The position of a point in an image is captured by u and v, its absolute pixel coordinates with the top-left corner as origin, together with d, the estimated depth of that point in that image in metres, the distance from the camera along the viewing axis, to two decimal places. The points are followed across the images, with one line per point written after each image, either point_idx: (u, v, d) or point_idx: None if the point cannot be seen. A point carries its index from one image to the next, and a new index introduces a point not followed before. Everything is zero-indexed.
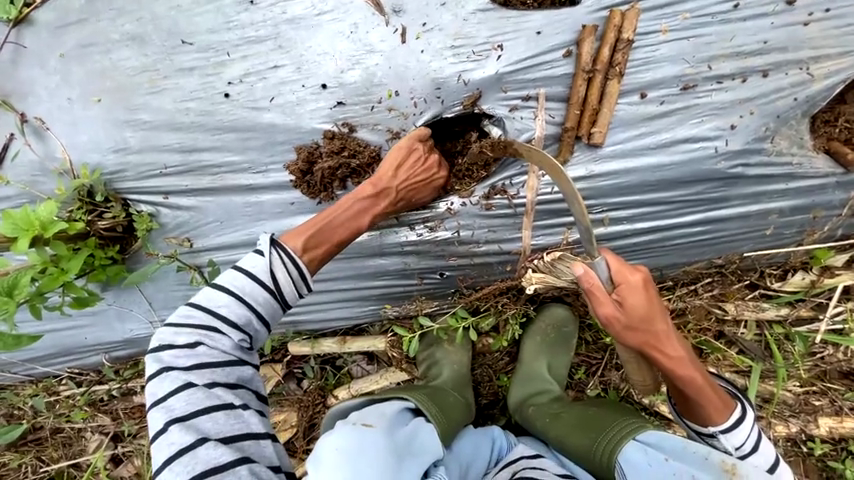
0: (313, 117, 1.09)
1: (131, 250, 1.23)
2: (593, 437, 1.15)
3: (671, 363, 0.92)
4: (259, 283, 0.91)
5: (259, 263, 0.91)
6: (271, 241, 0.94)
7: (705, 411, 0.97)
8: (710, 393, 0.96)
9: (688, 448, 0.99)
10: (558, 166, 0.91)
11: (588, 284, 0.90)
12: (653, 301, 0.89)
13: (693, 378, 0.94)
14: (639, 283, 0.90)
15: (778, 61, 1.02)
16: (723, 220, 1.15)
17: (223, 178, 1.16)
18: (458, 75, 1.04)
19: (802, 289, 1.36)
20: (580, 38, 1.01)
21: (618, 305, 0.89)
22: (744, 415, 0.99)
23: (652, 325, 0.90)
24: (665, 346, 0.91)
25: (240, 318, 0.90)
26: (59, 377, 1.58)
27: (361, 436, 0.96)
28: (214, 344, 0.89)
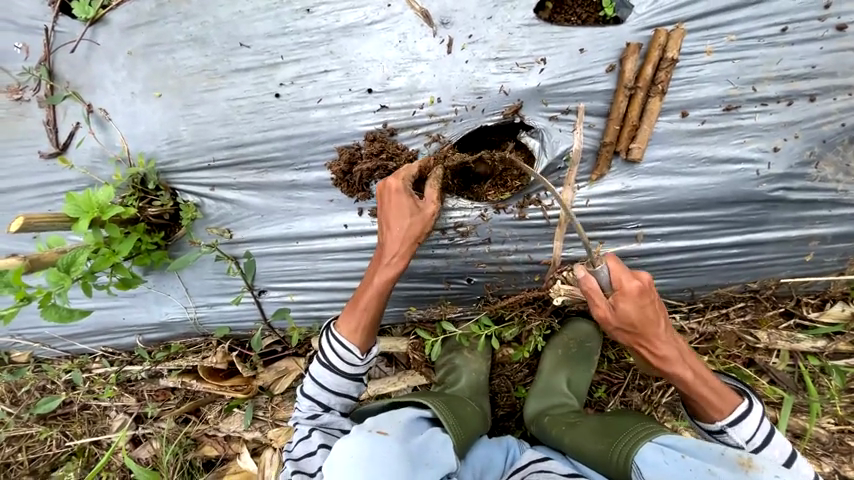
0: (356, 120, 1.14)
1: (174, 237, 1.30)
2: (610, 442, 1.10)
3: (661, 363, 0.98)
4: (319, 362, 1.15)
5: (319, 349, 1.16)
6: (326, 327, 1.16)
7: (703, 409, 1.01)
8: (707, 391, 0.99)
9: (703, 445, 0.96)
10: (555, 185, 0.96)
11: (586, 287, 0.96)
12: (647, 308, 0.95)
13: (688, 379, 0.98)
14: (636, 286, 0.94)
15: (827, 86, 1.01)
16: (759, 243, 1.14)
17: (267, 173, 1.23)
18: (500, 86, 1.07)
19: (841, 321, 1.33)
20: (623, 56, 1.02)
21: (612, 308, 0.95)
22: (749, 407, 1.01)
23: (645, 329, 0.95)
24: (657, 348, 0.97)
25: (317, 391, 1.15)
26: (93, 354, 1.66)
27: (374, 443, 0.97)
28: (302, 403, 1.17)
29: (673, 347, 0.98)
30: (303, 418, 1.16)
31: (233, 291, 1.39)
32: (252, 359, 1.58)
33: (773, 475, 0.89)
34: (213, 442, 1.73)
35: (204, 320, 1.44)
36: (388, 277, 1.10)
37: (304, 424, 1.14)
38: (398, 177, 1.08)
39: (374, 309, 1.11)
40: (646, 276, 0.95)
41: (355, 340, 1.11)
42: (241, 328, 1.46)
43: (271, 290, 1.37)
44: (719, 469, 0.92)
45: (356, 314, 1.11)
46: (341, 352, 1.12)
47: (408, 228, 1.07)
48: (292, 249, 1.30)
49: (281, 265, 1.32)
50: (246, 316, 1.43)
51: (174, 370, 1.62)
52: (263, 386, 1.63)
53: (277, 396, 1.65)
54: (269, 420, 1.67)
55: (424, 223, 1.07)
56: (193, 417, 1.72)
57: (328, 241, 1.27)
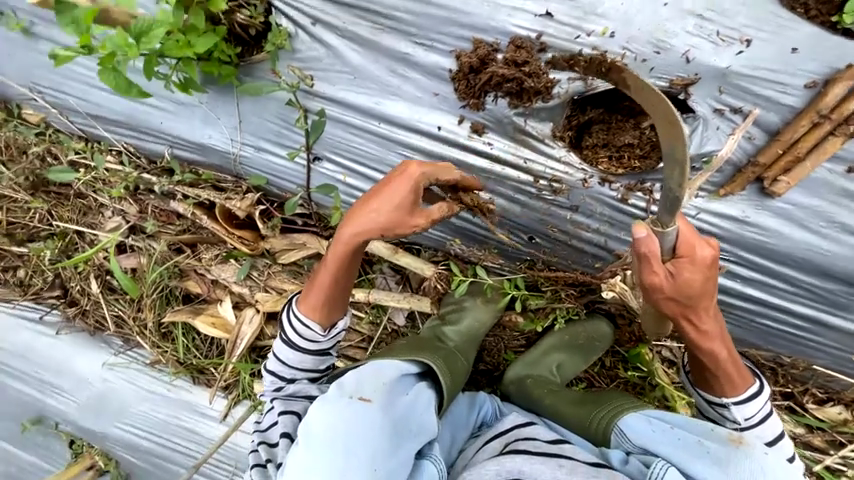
0: (510, 17, 0.98)
1: (249, 60, 1.16)
2: (590, 410, 1.13)
3: (700, 337, 0.89)
4: (281, 335, 1.07)
5: (285, 324, 1.08)
6: (288, 301, 1.09)
7: (717, 383, 0.96)
8: (729, 366, 0.94)
9: (693, 419, 0.97)
10: (671, 114, 0.75)
11: (647, 250, 0.77)
12: (711, 279, 0.80)
13: (715, 353, 0.92)
14: (707, 258, 0.78)
15: None
16: (824, 325, 1.11)
17: (384, 32, 1.07)
18: (686, 49, 0.91)
19: (831, 421, 1.36)
20: (834, 77, 0.89)
21: (670, 276, 0.79)
22: (759, 390, 0.97)
23: (700, 302, 0.82)
24: (700, 322, 0.86)
25: (279, 367, 1.08)
26: (111, 147, 1.54)
27: (356, 410, 0.90)
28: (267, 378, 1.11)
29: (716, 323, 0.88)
30: (271, 390, 1.10)
31: (289, 145, 1.27)
32: (274, 221, 1.50)
33: (762, 452, 0.89)
34: (198, 280, 1.68)
35: (247, 162, 1.35)
36: (357, 257, 0.99)
37: (270, 395, 1.08)
38: (409, 165, 0.93)
39: (339, 286, 1.01)
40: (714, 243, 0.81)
41: (315, 317, 1.03)
42: (279, 185, 1.36)
43: (326, 161, 1.26)
44: (709, 442, 0.92)
45: (319, 291, 1.02)
46: (302, 329, 1.04)
47: (384, 220, 0.92)
48: (369, 128, 1.17)
49: (351, 140, 1.20)
50: (290, 176, 1.33)
51: (190, 199, 1.52)
52: (270, 250, 1.57)
53: (277, 265, 1.60)
54: (260, 284, 1.63)
55: (405, 226, 0.92)
56: (188, 251, 1.66)
57: (413, 138, 1.14)
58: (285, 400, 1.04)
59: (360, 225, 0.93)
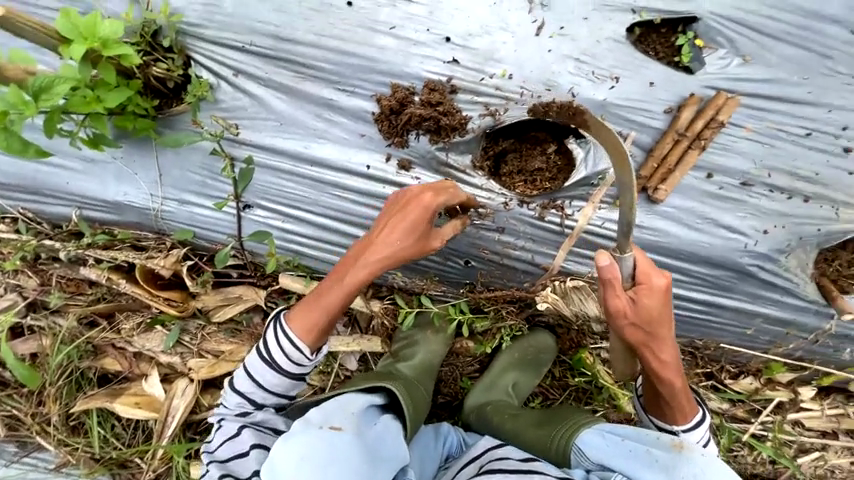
0: (421, 63, 1.08)
1: (169, 111, 1.14)
2: (550, 431, 1.17)
3: (660, 367, 0.98)
4: (259, 356, 1.02)
5: (264, 339, 1.02)
6: (274, 316, 1.03)
7: (671, 411, 1.07)
8: (682, 398, 1.04)
9: (640, 429, 1.00)
10: (625, 156, 0.90)
11: (610, 275, 0.89)
12: (664, 306, 0.93)
13: (672, 386, 1.02)
14: (660, 286, 0.91)
15: (821, 194, 1.14)
16: (720, 307, 1.29)
17: (304, 80, 1.11)
18: (571, 87, 1.08)
19: (746, 392, 1.54)
20: (683, 103, 1.10)
21: (631, 302, 0.91)
22: (701, 417, 1.10)
23: (658, 328, 0.94)
24: (659, 350, 0.96)
25: (251, 389, 1.04)
26: (5, 214, 1.38)
27: (327, 442, 0.91)
28: (231, 398, 1.06)
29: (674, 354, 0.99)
30: (231, 414, 1.05)
31: (215, 196, 1.23)
32: (204, 276, 1.40)
33: (701, 453, 0.93)
34: (117, 356, 1.52)
35: (169, 217, 1.28)
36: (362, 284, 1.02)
37: (231, 421, 1.04)
38: (428, 193, 1.03)
39: (336, 312, 1.02)
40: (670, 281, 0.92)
41: (307, 340, 1.01)
42: (207, 237, 1.31)
43: (257, 208, 1.24)
44: (656, 451, 0.96)
45: (315, 314, 1.01)
46: (289, 350, 1.00)
47: (404, 250, 1.03)
48: (301, 171, 1.18)
49: (280, 185, 1.20)
50: (217, 225, 1.28)
51: (103, 263, 1.38)
52: (202, 309, 1.46)
53: (212, 325, 1.49)
54: (194, 349, 1.51)
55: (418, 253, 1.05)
56: (102, 322, 1.49)
57: (343, 177, 1.17)
58: (255, 431, 1.03)
59: (378, 257, 1.01)
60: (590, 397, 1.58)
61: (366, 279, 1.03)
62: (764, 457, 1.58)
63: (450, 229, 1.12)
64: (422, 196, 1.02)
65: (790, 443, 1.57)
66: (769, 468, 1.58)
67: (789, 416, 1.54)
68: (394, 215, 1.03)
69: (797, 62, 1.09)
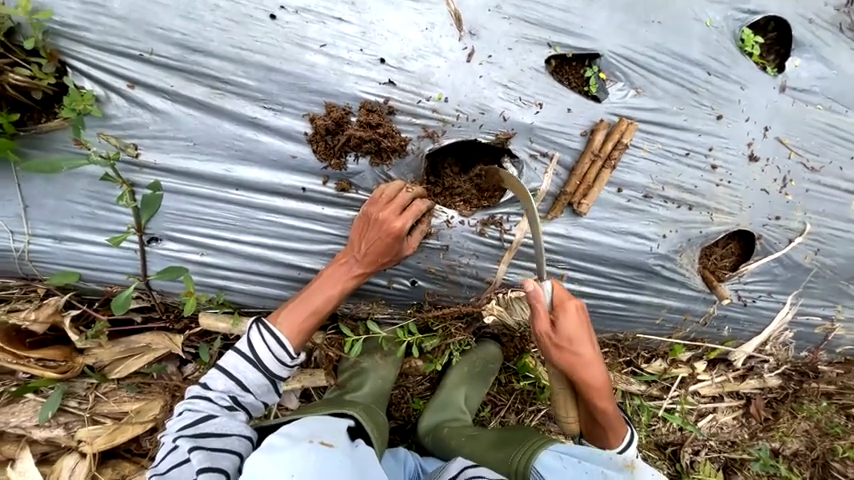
0: (356, 83, 1.03)
1: (38, 129, 0.92)
2: (508, 451, 1.16)
3: (592, 391, 1.09)
4: (243, 356, 0.99)
5: (244, 340, 1.01)
6: (256, 320, 1.03)
7: (600, 434, 1.17)
8: (615, 419, 1.14)
9: (595, 451, 1.01)
10: (523, 189, 1.11)
11: (534, 297, 1.06)
12: (582, 325, 1.07)
13: (606, 409, 1.12)
14: (574, 307, 1.07)
15: (700, 202, 1.38)
16: (635, 303, 1.48)
17: (222, 97, 0.98)
18: (502, 111, 1.14)
19: (657, 372, 1.78)
20: (595, 127, 1.23)
21: (553, 324, 1.06)
22: (630, 436, 1.18)
23: (575, 344, 1.06)
24: (586, 375, 1.07)
25: (228, 388, 0.98)
26: None
27: (318, 456, 0.80)
28: (200, 404, 0.95)
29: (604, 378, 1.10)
30: (187, 430, 0.91)
31: (108, 229, 1.02)
32: (97, 326, 1.13)
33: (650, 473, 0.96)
34: None
35: (41, 257, 1.02)
36: (348, 287, 1.08)
37: (186, 438, 0.89)
38: (387, 208, 1.05)
39: (323, 314, 1.05)
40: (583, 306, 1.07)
41: (294, 341, 1.03)
42: (99, 280, 1.08)
43: (169, 241, 1.06)
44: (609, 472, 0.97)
45: (304, 312, 1.04)
46: (274, 352, 1.01)
47: (381, 262, 1.08)
48: (224, 197, 1.04)
49: (198, 212, 1.05)
50: (112, 265, 1.05)
51: None
52: (95, 365, 1.20)
53: (110, 382, 1.23)
54: (83, 416, 1.23)
55: (394, 259, 1.10)
56: None
57: (276, 200, 1.07)
58: (209, 452, 0.88)
59: (359, 269, 1.08)
60: (534, 397, 1.67)
61: (351, 284, 1.08)
62: (674, 426, 1.85)
63: (419, 234, 1.14)
64: (394, 222, 1.04)
65: (692, 411, 1.86)
66: (677, 435, 1.86)
67: (690, 389, 1.82)
68: (365, 228, 1.07)
69: (675, 96, 1.31)
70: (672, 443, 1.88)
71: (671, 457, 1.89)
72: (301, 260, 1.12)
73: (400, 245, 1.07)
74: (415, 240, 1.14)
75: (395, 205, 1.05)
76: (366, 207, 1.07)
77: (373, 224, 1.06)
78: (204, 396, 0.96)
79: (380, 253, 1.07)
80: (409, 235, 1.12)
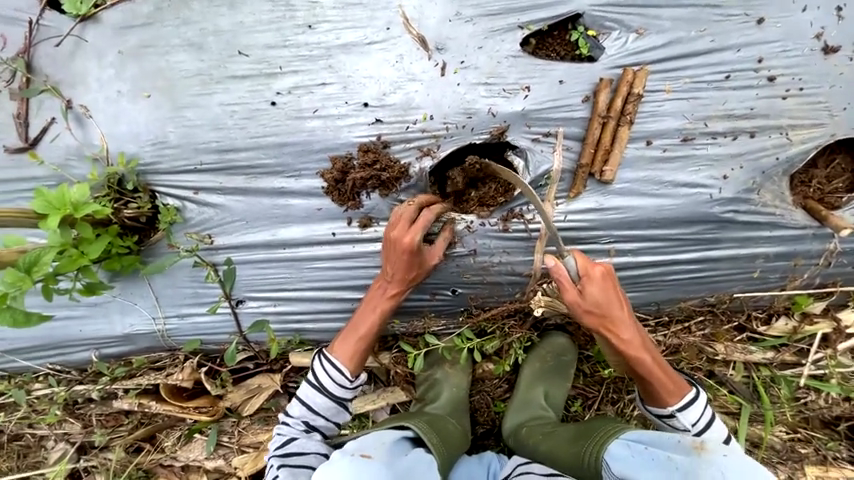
0: (351, 132, 1.17)
1: (149, 242, 1.25)
2: (579, 444, 1.13)
3: (626, 345, 1.10)
4: (310, 385, 1.18)
5: (310, 372, 1.19)
6: (318, 352, 1.20)
7: (658, 393, 1.13)
8: (664, 376, 1.12)
9: (662, 435, 0.97)
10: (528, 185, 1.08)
11: (557, 275, 1.08)
12: (608, 290, 1.08)
13: (645, 361, 1.11)
14: (600, 273, 1.08)
15: (764, 125, 1.16)
16: (715, 260, 1.26)
17: (256, 179, 1.22)
18: (489, 108, 1.16)
19: (785, 334, 1.43)
20: (596, 89, 1.15)
21: (582, 294, 1.08)
22: (696, 395, 1.14)
23: (609, 310, 1.08)
24: (622, 332, 1.09)
25: (302, 414, 1.17)
26: (37, 373, 1.44)
27: (360, 465, 0.95)
28: (287, 425, 1.17)
29: (636, 331, 1.11)
30: (277, 451, 1.13)
31: (208, 301, 1.33)
32: (222, 376, 1.47)
33: (723, 454, 0.90)
34: (167, 473, 1.58)
35: (174, 332, 1.37)
36: (387, 308, 1.19)
37: (277, 458, 1.12)
38: (402, 231, 1.12)
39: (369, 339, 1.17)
40: (607, 272, 1.09)
41: (350, 367, 1.16)
42: (213, 341, 1.39)
43: (249, 300, 1.32)
44: (677, 456, 0.92)
45: (353, 340, 1.17)
46: (333, 378, 1.16)
47: (412, 279, 1.17)
48: (277, 256, 1.27)
49: (262, 273, 1.29)
50: (218, 328, 1.36)
51: (131, 390, 1.46)
52: (231, 407, 1.51)
53: (245, 418, 1.54)
54: (234, 446, 1.55)
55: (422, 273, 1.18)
56: (147, 446, 1.55)
57: (316, 249, 1.25)
58: (292, 469, 1.08)
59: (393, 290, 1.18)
60: (629, 384, 1.52)
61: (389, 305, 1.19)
62: (835, 396, 1.45)
63: (442, 244, 1.21)
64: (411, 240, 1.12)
65: None
66: (845, 407, 1.46)
67: (841, 347, 1.42)
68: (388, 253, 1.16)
69: (690, 20, 1.14)
70: (844, 418, 1.48)
71: (844, 435, 1.49)
72: (349, 293, 1.29)
73: (422, 261, 1.16)
74: (440, 249, 1.20)
75: (408, 225, 1.13)
76: (389, 232, 1.15)
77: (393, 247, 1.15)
78: (287, 422, 1.18)
79: (407, 273, 1.16)
80: (430, 247, 1.19)
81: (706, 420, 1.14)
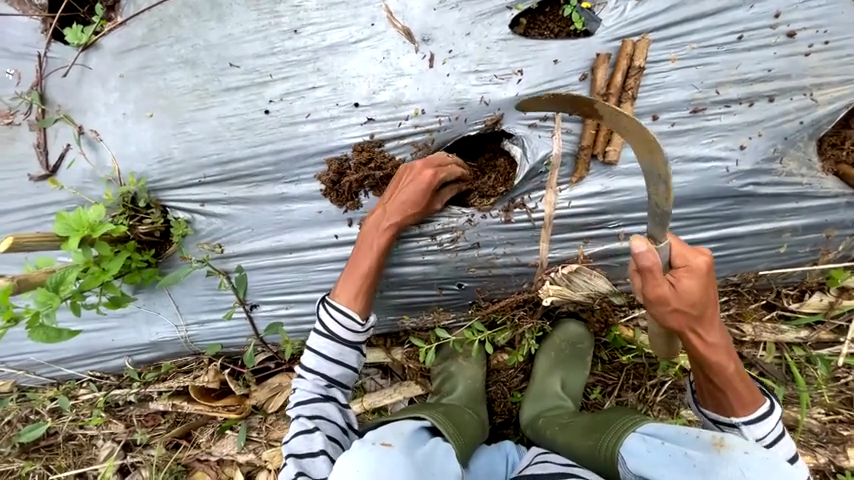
0: (344, 133, 1.17)
1: (165, 254, 1.32)
2: (596, 437, 1.09)
3: (706, 349, 0.96)
4: (321, 334, 1.13)
5: (318, 321, 1.14)
6: (322, 298, 1.16)
7: (726, 401, 1.00)
8: (741, 387, 0.98)
9: (681, 430, 0.95)
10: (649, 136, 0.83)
11: (648, 263, 0.85)
12: (706, 288, 0.90)
13: (724, 367, 0.97)
14: (701, 266, 0.89)
15: (783, 87, 1.07)
16: (736, 237, 1.18)
17: (258, 187, 1.25)
18: (481, 96, 1.12)
19: (820, 310, 1.33)
20: (594, 65, 1.09)
21: (675, 287, 0.88)
22: (770, 409, 1.01)
23: (700, 310, 0.91)
24: (706, 333, 0.94)
25: (318, 364, 1.13)
26: (80, 379, 1.56)
27: (380, 455, 0.93)
28: (303, 385, 1.14)
29: (721, 335, 0.96)
30: (304, 409, 1.10)
31: (224, 307, 1.39)
32: (245, 376, 1.54)
33: (744, 451, 0.86)
34: (204, 467, 1.64)
35: (196, 338, 1.44)
36: (384, 241, 1.14)
37: (304, 415, 1.09)
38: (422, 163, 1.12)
39: (368, 276, 1.13)
40: (707, 274, 0.88)
41: (356, 307, 1.13)
42: (233, 344, 1.45)
43: (262, 304, 1.37)
44: (695, 453, 0.90)
45: (355, 279, 1.13)
46: (344, 323, 1.12)
47: (413, 213, 1.13)
48: (284, 261, 1.30)
49: (272, 278, 1.32)
50: (236, 332, 1.42)
51: (164, 392, 1.55)
52: (257, 405, 1.57)
53: (271, 415, 1.59)
54: (263, 441, 1.59)
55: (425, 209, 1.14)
56: (185, 442, 1.62)
57: (320, 252, 1.27)
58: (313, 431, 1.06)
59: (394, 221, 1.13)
60: (651, 369, 1.47)
61: (388, 238, 1.14)
62: None
63: (450, 194, 1.18)
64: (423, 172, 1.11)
65: None
66: None
67: None
68: (395, 184, 1.14)
69: None
70: None
71: None
72: None
73: (429, 198, 1.13)
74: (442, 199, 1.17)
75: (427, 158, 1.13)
76: (415, 160, 1.14)
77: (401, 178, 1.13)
78: (305, 377, 1.14)
79: (414, 201, 1.12)
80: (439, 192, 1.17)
81: (769, 431, 1.00)
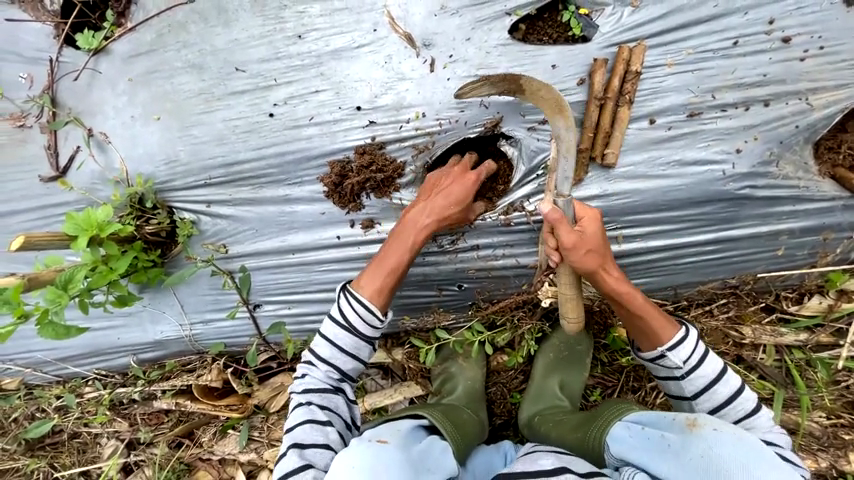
0: (346, 136, 1.20)
1: (171, 254, 1.34)
2: (585, 429, 1.11)
3: (612, 284, 1.03)
4: (338, 324, 1.12)
5: (335, 309, 1.13)
6: (341, 288, 1.14)
7: (650, 333, 1.04)
8: (653, 312, 1.04)
9: (658, 413, 0.94)
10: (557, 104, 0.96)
11: (555, 219, 0.96)
12: (601, 232, 1.01)
13: (632, 297, 1.03)
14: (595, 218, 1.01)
15: (779, 91, 1.09)
16: (733, 240, 1.19)
17: (262, 189, 1.27)
18: (480, 100, 1.15)
19: (819, 313, 1.33)
20: (591, 70, 1.11)
21: (579, 233, 0.99)
22: (685, 332, 1.04)
23: (601, 248, 1.01)
24: (609, 269, 1.03)
25: (332, 355, 1.12)
26: (86, 378, 1.59)
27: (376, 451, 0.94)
28: (315, 373, 1.13)
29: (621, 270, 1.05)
30: (314, 396, 1.10)
31: (228, 306, 1.41)
32: (248, 375, 1.56)
33: (715, 429, 0.85)
34: (207, 466, 1.64)
35: (200, 337, 1.47)
36: (419, 239, 1.14)
37: (315, 404, 1.08)
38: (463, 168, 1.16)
39: (398, 273, 1.12)
40: (599, 214, 1.01)
41: (376, 301, 1.11)
42: (236, 343, 1.47)
43: (265, 304, 1.39)
44: (669, 434, 0.89)
45: (381, 274, 1.12)
46: (362, 315, 1.10)
47: (451, 213, 1.13)
48: (287, 261, 1.32)
49: (275, 278, 1.35)
50: (239, 332, 1.44)
51: (168, 391, 1.57)
52: (259, 404, 1.58)
53: (273, 414, 1.59)
54: (265, 441, 1.59)
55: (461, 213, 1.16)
56: (187, 441, 1.63)
57: (322, 252, 1.29)
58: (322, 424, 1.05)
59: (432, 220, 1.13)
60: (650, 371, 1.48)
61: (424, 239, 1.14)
62: None
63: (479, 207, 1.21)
64: (465, 176, 1.14)
65: None
66: None
67: None
68: (434, 184, 1.15)
69: None
70: None
71: None
72: None
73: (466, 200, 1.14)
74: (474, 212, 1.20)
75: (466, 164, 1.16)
76: (451, 167, 1.17)
77: (441, 180, 1.15)
78: (318, 366, 1.14)
79: (455, 202, 1.13)
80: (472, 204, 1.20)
81: (732, 388, 1.01)
